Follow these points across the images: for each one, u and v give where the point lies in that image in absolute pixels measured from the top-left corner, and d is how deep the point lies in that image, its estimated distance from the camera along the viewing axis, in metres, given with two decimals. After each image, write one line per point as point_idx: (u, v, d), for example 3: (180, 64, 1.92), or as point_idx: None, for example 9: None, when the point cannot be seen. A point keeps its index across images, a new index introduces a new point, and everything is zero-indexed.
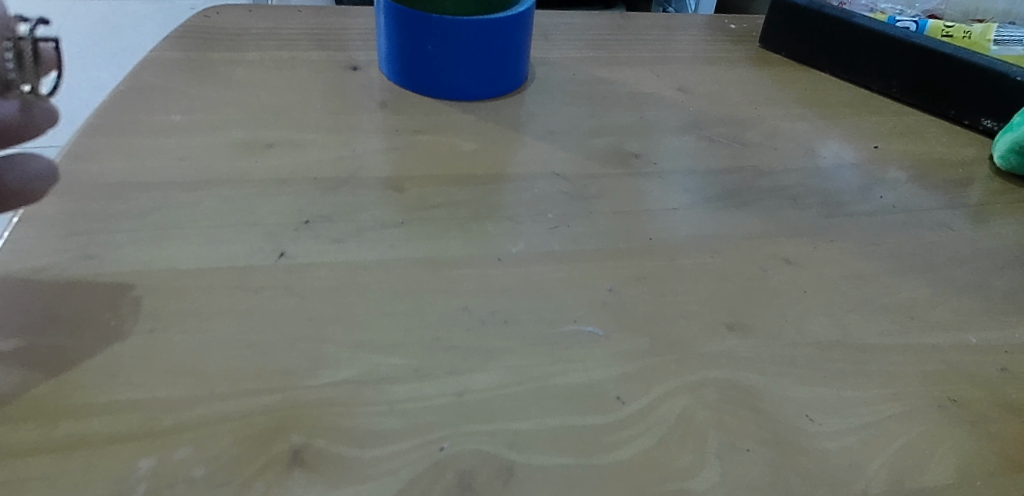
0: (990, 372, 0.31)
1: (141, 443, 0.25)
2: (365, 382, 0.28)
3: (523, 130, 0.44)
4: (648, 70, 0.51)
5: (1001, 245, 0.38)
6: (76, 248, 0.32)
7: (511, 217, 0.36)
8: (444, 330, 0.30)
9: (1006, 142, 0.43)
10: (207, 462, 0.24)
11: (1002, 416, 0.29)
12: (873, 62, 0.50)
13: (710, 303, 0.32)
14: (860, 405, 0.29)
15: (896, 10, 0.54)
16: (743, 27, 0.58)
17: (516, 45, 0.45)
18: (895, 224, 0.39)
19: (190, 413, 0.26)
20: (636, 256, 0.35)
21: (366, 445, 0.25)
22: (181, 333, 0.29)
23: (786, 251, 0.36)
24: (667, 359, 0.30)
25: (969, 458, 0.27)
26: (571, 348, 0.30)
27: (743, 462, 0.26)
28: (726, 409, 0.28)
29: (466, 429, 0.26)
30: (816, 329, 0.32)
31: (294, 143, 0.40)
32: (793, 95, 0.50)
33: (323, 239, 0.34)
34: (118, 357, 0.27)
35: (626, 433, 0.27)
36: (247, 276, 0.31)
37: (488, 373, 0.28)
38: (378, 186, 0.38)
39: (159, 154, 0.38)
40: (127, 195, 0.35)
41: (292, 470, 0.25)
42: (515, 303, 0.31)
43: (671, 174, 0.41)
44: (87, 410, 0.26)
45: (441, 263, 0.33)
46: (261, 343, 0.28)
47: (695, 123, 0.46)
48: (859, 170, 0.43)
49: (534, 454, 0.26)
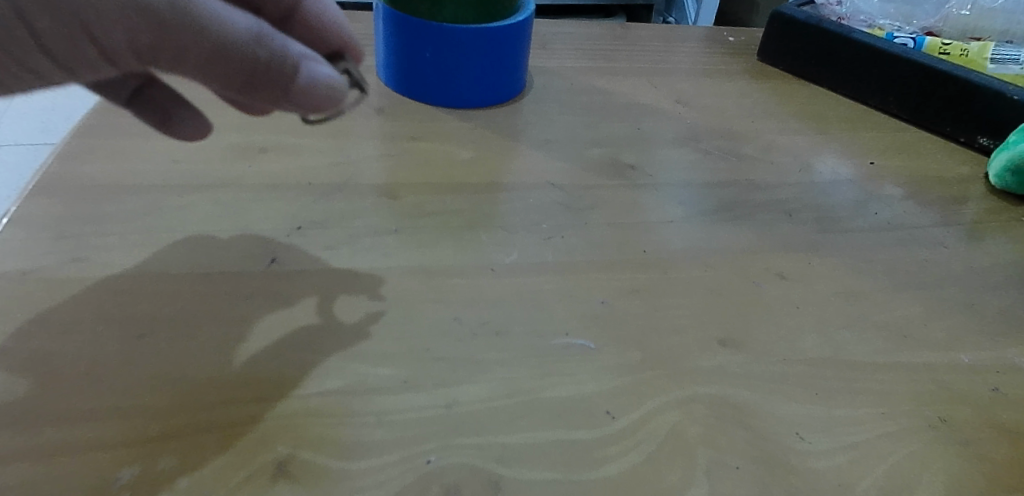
0: (980, 392, 0.31)
1: (125, 451, 0.25)
2: (352, 392, 0.27)
3: (519, 139, 0.44)
4: (646, 81, 0.51)
5: (995, 264, 0.38)
6: (64, 251, 0.31)
7: (505, 227, 0.36)
8: (434, 340, 0.30)
9: (1002, 161, 0.42)
10: (190, 472, 0.24)
11: (993, 437, 0.29)
12: (870, 77, 0.50)
13: (702, 317, 0.32)
14: (850, 424, 0.29)
15: (894, 25, 0.54)
16: (741, 39, 0.58)
17: (515, 54, 0.45)
18: (888, 241, 0.39)
19: (174, 421, 0.26)
20: (629, 268, 0.35)
21: (352, 457, 0.25)
22: (167, 339, 0.28)
23: (780, 266, 0.36)
24: (658, 373, 0.29)
25: (958, 480, 0.27)
26: (561, 361, 0.30)
27: (732, 479, 0.26)
28: (717, 426, 0.28)
29: (454, 442, 0.26)
30: (808, 346, 0.32)
31: (288, 147, 0.40)
32: (789, 109, 0.50)
33: (314, 246, 0.34)
34: (104, 362, 0.27)
35: (616, 448, 0.27)
36: (237, 282, 0.31)
37: (478, 385, 0.28)
38: (372, 193, 0.38)
39: (149, 156, 0.38)
40: (119, 198, 0.35)
41: (276, 481, 0.24)
42: (507, 314, 0.31)
43: (668, 187, 0.41)
44: (71, 416, 0.25)
45: (434, 272, 0.33)
46: (249, 351, 0.28)
47: (692, 135, 0.46)
48: (855, 186, 0.43)
49: (522, 468, 0.26)
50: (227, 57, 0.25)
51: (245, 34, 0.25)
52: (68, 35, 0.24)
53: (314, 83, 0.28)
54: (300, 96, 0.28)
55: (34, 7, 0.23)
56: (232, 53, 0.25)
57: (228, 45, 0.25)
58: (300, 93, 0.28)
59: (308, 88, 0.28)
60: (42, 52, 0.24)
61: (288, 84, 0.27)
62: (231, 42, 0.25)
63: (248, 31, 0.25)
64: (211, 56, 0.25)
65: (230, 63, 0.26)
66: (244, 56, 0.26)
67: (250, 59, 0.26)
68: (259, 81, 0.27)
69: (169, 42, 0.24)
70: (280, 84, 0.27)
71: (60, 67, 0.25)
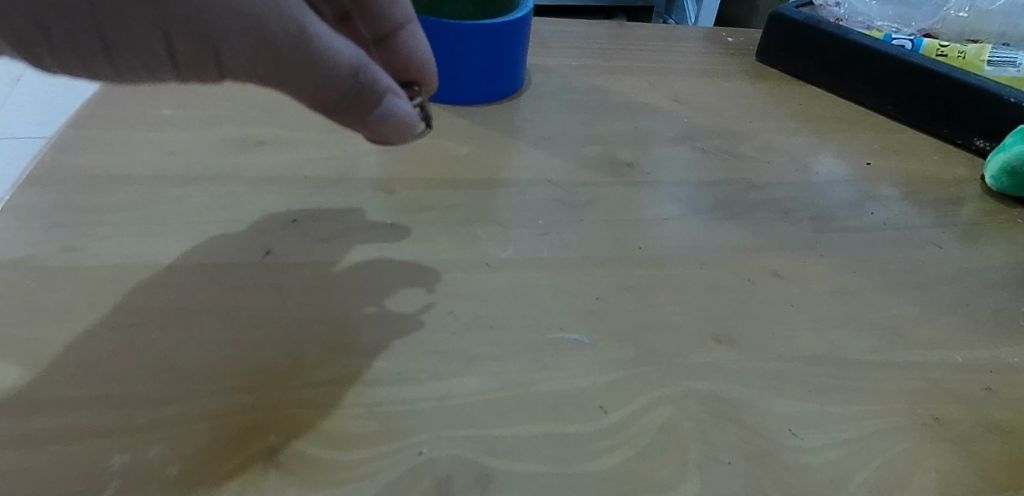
0: (973, 390, 0.31)
1: (115, 439, 0.25)
2: (345, 384, 0.27)
3: (516, 135, 0.44)
4: (645, 79, 0.51)
5: (991, 265, 0.38)
6: (56, 240, 0.31)
7: (501, 222, 0.36)
8: (427, 333, 0.30)
9: (998, 163, 0.42)
10: (181, 461, 0.24)
11: (986, 436, 0.29)
12: (867, 78, 0.50)
13: (696, 313, 0.32)
14: (843, 421, 0.29)
15: (892, 27, 0.54)
16: (740, 40, 0.58)
17: (514, 50, 0.45)
18: (884, 241, 0.39)
19: (166, 410, 0.26)
20: (625, 265, 0.35)
21: (344, 448, 0.25)
22: (159, 329, 0.28)
23: (775, 264, 0.36)
24: (652, 369, 0.29)
25: (951, 478, 0.27)
26: (554, 355, 0.30)
27: (723, 474, 0.26)
28: (709, 421, 0.28)
29: (447, 434, 0.26)
30: (802, 344, 0.32)
31: (284, 141, 0.40)
32: (786, 110, 0.50)
33: (309, 239, 0.34)
34: (96, 349, 0.27)
35: (609, 442, 0.27)
36: (230, 274, 0.31)
37: (470, 378, 0.28)
38: (368, 188, 0.38)
39: (145, 148, 0.38)
40: (114, 188, 0.35)
41: (267, 470, 0.24)
42: (501, 309, 0.31)
43: (665, 185, 0.41)
44: (63, 403, 0.25)
45: (429, 267, 0.33)
46: (243, 341, 0.28)
47: (689, 134, 0.46)
48: (851, 186, 0.43)
49: (514, 460, 0.26)
50: (325, 85, 0.29)
51: (347, 70, 0.29)
52: (199, 52, 0.27)
53: (391, 116, 0.31)
54: (375, 125, 0.31)
55: (178, 25, 0.26)
56: (331, 82, 0.29)
57: (330, 76, 0.28)
58: (376, 122, 0.31)
59: (384, 119, 0.31)
60: (170, 62, 0.27)
61: (368, 113, 0.31)
62: (334, 74, 0.28)
63: (350, 65, 0.29)
64: (313, 83, 0.29)
65: (327, 90, 0.29)
66: (340, 86, 0.29)
67: (344, 88, 0.29)
68: (344, 107, 0.30)
69: (282, 67, 0.28)
70: (362, 112, 0.30)
71: (180, 75, 0.28)
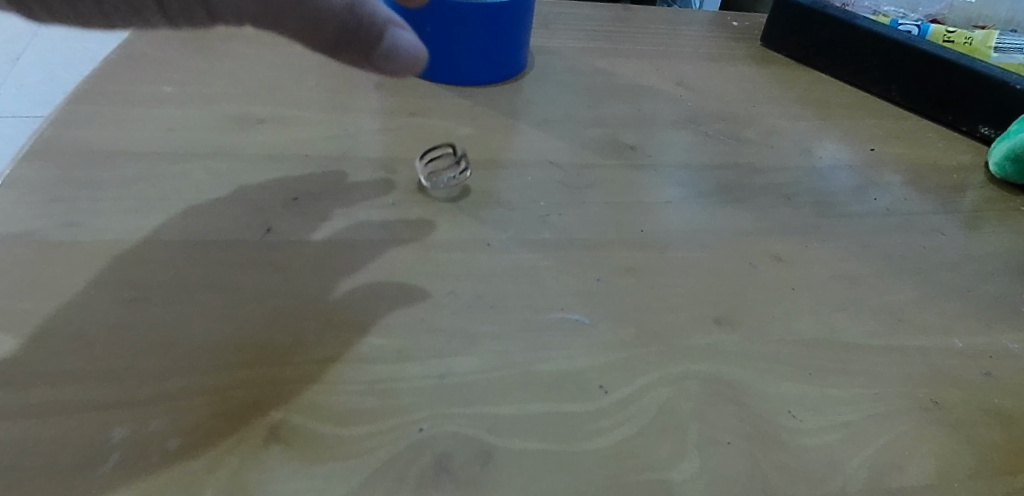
0: (973, 376, 0.31)
1: (116, 412, 0.25)
2: (345, 361, 0.27)
3: (519, 117, 0.43)
4: (648, 63, 0.51)
5: (993, 252, 0.38)
6: (56, 215, 0.31)
7: (502, 203, 0.36)
8: (428, 312, 0.30)
9: (1003, 149, 0.42)
10: (181, 434, 0.24)
11: (985, 420, 0.29)
12: (872, 64, 0.50)
13: (697, 296, 0.32)
14: (842, 404, 0.29)
15: (899, 13, 0.53)
16: (745, 24, 0.58)
17: (517, 31, 0.45)
18: (887, 227, 0.39)
19: (167, 385, 0.26)
20: (626, 247, 0.34)
21: (344, 424, 0.25)
22: (160, 304, 0.28)
23: (777, 248, 0.36)
24: (652, 350, 0.29)
25: (949, 461, 0.27)
26: (555, 335, 0.30)
27: (722, 454, 0.26)
28: (709, 402, 0.28)
29: (447, 411, 0.26)
30: (802, 327, 0.32)
31: (285, 119, 0.40)
32: (790, 95, 0.50)
33: (310, 217, 0.33)
34: (96, 323, 0.27)
35: (608, 422, 0.27)
36: (231, 251, 0.31)
37: (470, 357, 0.28)
38: (369, 167, 0.37)
39: (146, 124, 0.37)
40: (115, 163, 0.34)
41: (267, 444, 0.24)
42: (502, 289, 0.31)
43: (667, 168, 0.41)
44: (63, 376, 0.25)
45: (430, 246, 0.33)
46: (243, 317, 0.28)
47: (693, 118, 0.46)
48: (855, 172, 0.43)
49: (514, 438, 0.26)
50: (322, 21, 0.30)
51: (340, 5, 0.30)
52: None
53: (396, 49, 0.31)
54: (382, 61, 0.31)
55: None
56: (327, 19, 0.30)
57: (324, 12, 0.30)
58: (380, 60, 0.31)
59: (390, 54, 0.31)
60: None
61: (369, 50, 0.31)
62: (328, 10, 0.30)
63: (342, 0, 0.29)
64: (310, 18, 0.30)
65: (325, 27, 0.30)
66: (337, 22, 0.30)
67: (341, 24, 0.30)
68: (347, 44, 0.30)
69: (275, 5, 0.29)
70: (363, 49, 0.31)
71: None
